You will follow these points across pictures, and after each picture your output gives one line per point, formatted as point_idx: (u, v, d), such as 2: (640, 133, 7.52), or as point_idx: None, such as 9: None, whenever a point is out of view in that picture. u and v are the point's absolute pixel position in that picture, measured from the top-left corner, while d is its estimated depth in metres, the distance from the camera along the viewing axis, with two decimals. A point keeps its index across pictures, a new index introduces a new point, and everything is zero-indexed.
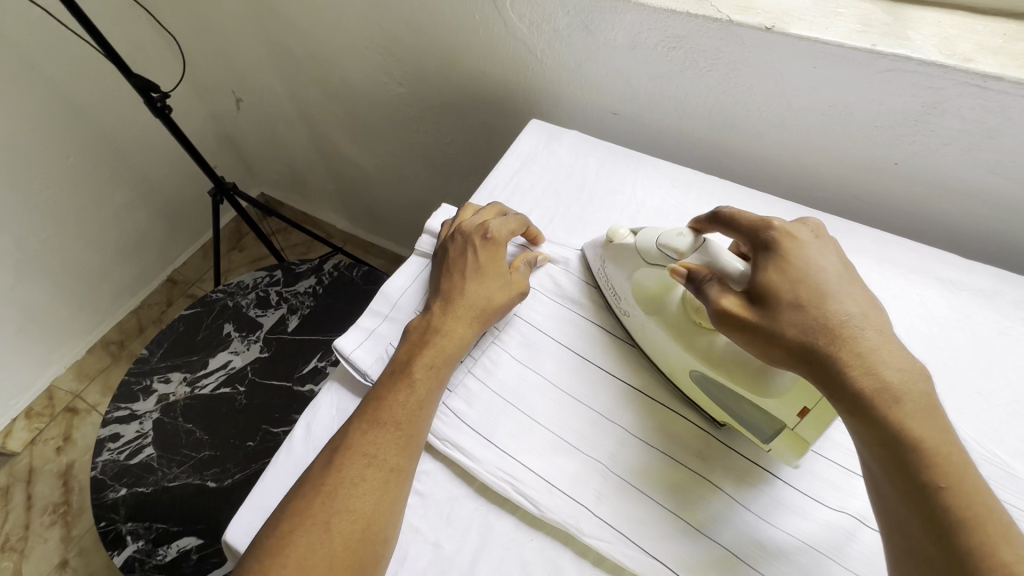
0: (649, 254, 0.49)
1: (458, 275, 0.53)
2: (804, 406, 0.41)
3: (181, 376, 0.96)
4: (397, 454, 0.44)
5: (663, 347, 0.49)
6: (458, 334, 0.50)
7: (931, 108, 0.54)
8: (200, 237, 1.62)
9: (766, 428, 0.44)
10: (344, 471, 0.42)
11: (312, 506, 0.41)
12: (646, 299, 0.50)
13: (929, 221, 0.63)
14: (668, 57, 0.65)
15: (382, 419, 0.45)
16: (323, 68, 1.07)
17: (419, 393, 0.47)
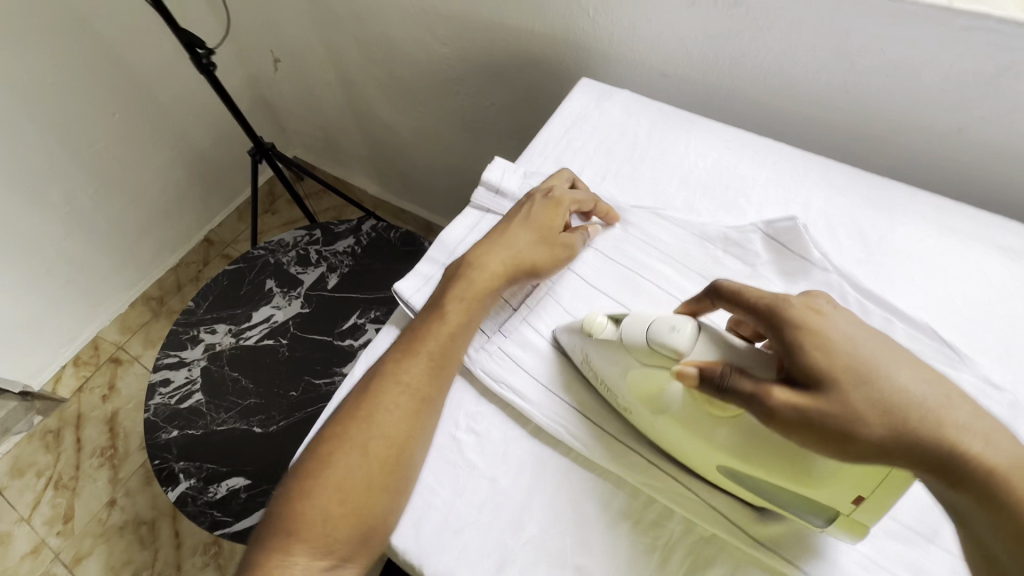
0: (641, 351, 0.43)
1: (510, 225, 0.55)
2: (859, 495, 0.37)
3: (226, 327, 1.00)
4: (427, 384, 0.47)
5: (678, 441, 0.43)
6: (491, 276, 0.52)
7: (1004, 69, 0.53)
8: (235, 198, 1.65)
9: (816, 517, 0.40)
10: (378, 399, 0.46)
11: (349, 430, 0.45)
12: (646, 398, 0.44)
13: (989, 189, 0.62)
14: (728, 15, 0.63)
15: (416, 349, 0.48)
16: (366, 27, 1.06)
17: (448, 324, 0.49)
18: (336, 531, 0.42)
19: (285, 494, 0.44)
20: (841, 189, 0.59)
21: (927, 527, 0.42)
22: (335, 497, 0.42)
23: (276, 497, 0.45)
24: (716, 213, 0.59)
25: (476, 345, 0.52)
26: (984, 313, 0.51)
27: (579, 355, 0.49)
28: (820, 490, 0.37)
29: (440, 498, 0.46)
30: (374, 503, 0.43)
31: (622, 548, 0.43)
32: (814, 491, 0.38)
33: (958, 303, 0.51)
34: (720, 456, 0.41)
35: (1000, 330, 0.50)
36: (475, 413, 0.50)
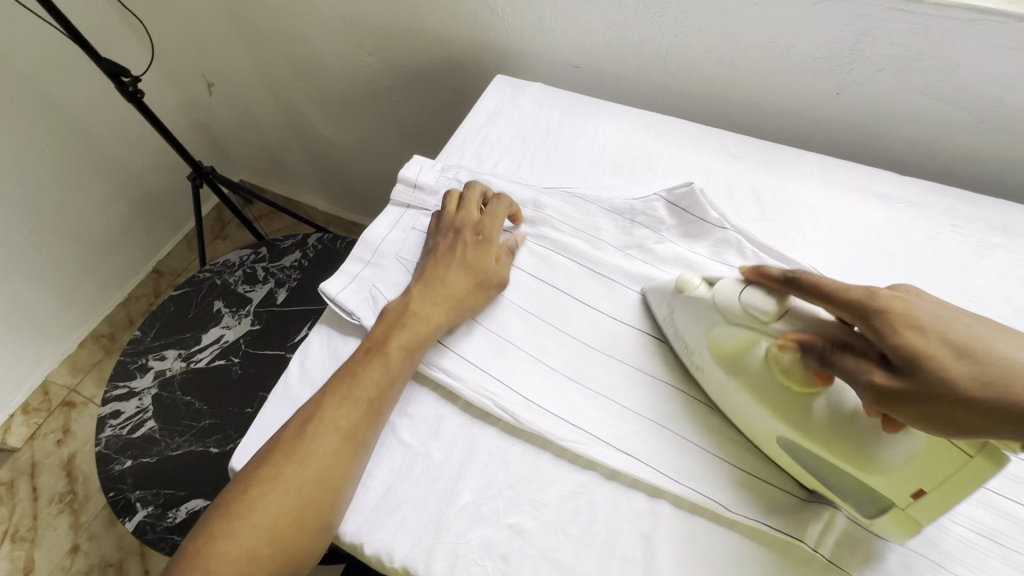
0: (731, 311, 0.44)
1: (441, 266, 0.54)
2: (919, 488, 0.37)
3: (176, 352, 0.99)
4: (366, 428, 0.47)
5: (746, 409, 0.45)
6: (431, 322, 0.51)
7: (863, 35, 0.58)
8: (182, 227, 1.62)
9: (870, 504, 0.41)
10: (315, 443, 0.46)
11: (281, 474, 0.44)
12: (721, 356, 0.46)
13: (871, 147, 0.68)
14: (622, 5, 0.68)
15: (356, 395, 0.48)
16: (292, 44, 1.08)
17: (390, 369, 0.49)
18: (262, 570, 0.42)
19: (202, 531, 0.43)
20: (736, 155, 0.64)
21: None
22: (257, 541, 0.42)
23: (193, 536, 0.44)
24: (624, 187, 0.62)
25: None
26: (865, 255, 0.56)
27: (664, 315, 0.51)
28: (877, 476, 0.38)
29: (378, 479, 0.47)
30: (301, 551, 0.43)
31: (551, 504, 0.45)
32: (870, 476, 0.39)
33: (842, 249, 0.56)
34: (789, 431, 0.42)
35: (880, 269, 0.55)
36: (408, 396, 0.51)
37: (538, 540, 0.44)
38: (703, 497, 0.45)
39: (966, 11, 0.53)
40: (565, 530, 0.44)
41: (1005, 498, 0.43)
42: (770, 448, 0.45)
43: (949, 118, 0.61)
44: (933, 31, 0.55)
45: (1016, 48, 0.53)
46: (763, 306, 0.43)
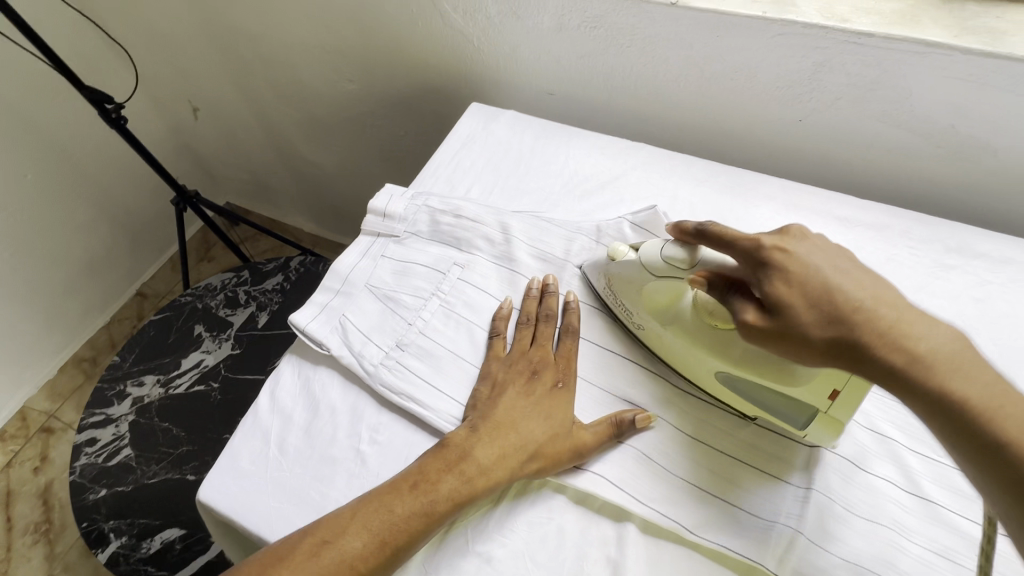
0: (652, 267, 0.49)
1: (533, 374, 0.51)
2: (833, 389, 0.42)
3: (155, 378, 0.98)
4: (409, 542, 0.42)
5: (680, 352, 0.50)
6: (521, 436, 0.47)
7: (819, 66, 0.61)
8: (167, 250, 1.62)
9: (800, 416, 0.45)
10: (352, 540, 0.41)
11: (304, 563, 0.40)
12: (658, 310, 0.50)
13: (834, 171, 0.70)
14: (591, 37, 0.70)
15: (415, 500, 0.43)
16: (276, 70, 1.10)
17: (459, 482, 0.44)
18: None
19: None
20: (703, 180, 0.65)
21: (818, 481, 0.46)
22: None
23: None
24: (593, 212, 0.64)
25: (375, 361, 0.53)
26: None
27: (602, 283, 0.55)
28: (798, 387, 0.44)
29: None
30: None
31: (519, 531, 0.45)
32: (795, 388, 0.44)
33: None
34: (720, 363, 0.47)
35: None
36: (378, 424, 0.51)
37: (504, 567, 0.44)
38: (668, 522, 0.45)
39: (914, 44, 0.55)
40: (532, 557, 0.44)
41: (961, 516, 0.44)
42: (712, 387, 0.49)
43: (906, 144, 0.63)
44: (885, 63, 0.57)
45: (963, 78, 0.55)
46: (682, 256, 0.46)
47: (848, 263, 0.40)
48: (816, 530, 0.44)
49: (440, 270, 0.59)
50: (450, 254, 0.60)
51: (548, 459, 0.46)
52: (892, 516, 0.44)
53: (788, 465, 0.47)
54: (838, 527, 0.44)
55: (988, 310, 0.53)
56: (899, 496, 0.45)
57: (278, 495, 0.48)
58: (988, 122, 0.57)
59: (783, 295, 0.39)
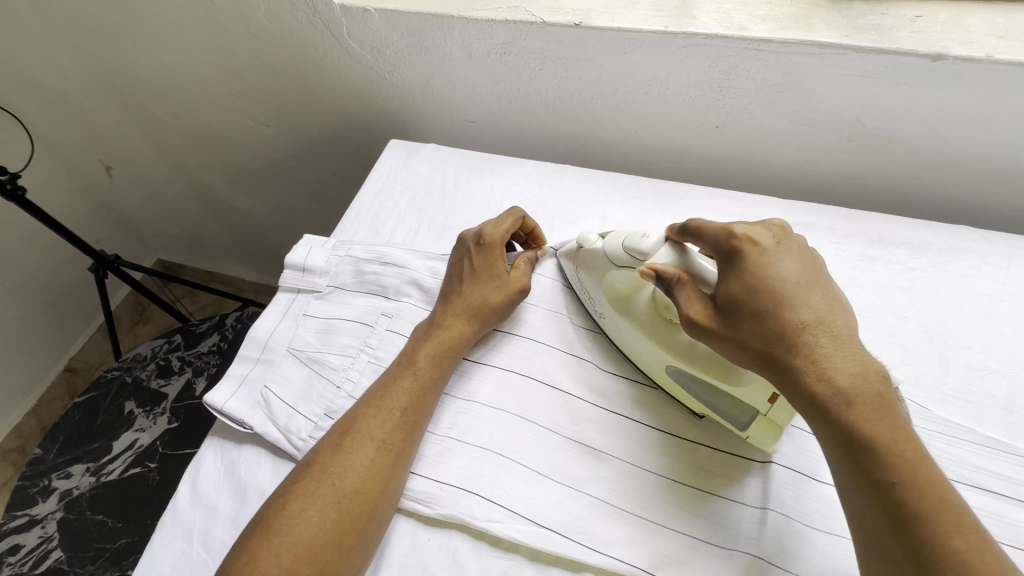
0: (617, 256, 0.49)
1: (456, 280, 0.54)
2: (774, 393, 0.41)
3: (84, 467, 0.90)
4: (402, 438, 0.46)
5: (639, 346, 0.49)
6: (458, 331, 0.51)
7: (726, 74, 0.61)
8: (95, 318, 1.51)
9: (741, 416, 0.45)
10: (351, 454, 0.44)
11: (317, 490, 0.42)
12: (617, 299, 0.50)
13: (758, 172, 0.71)
14: (502, 63, 0.69)
15: (385, 406, 0.47)
16: (186, 120, 1.05)
17: (421, 377, 0.49)
18: None
19: (234, 558, 0.40)
20: (630, 197, 0.65)
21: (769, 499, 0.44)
22: (295, 561, 0.39)
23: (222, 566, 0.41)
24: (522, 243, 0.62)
25: (304, 435, 0.49)
26: None
27: (573, 273, 0.55)
28: (742, 386, 0.43)
29: None
30: None
31: None
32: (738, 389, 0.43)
33: None
34: (668, 358, 0.46)
35: None
36: None
37: None
38: (630, 567, 0.43)
39: (811, 46, 0.55)
40: None
41: None
42: (662, 381, 0.49)
43: (820, 141, 0.64)
44: (787, 66, 0.58)
45: (861, 75, 0.56)
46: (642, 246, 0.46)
47: (811, 277, 0.40)
48: (773, 550, 0.42)
49: (367, 323, 0.55)
50: (376, 304, 0.57)
51: (479, 330, 0.52)
52: (848, 524, 0.43)
53: (739, 484, 0.45)
54: (799, 546, 0.42)
55: (914, 298, 0.54)
56: None
57: None
58: (889, 114, 0.59)
59: (735, 297, 0.40)
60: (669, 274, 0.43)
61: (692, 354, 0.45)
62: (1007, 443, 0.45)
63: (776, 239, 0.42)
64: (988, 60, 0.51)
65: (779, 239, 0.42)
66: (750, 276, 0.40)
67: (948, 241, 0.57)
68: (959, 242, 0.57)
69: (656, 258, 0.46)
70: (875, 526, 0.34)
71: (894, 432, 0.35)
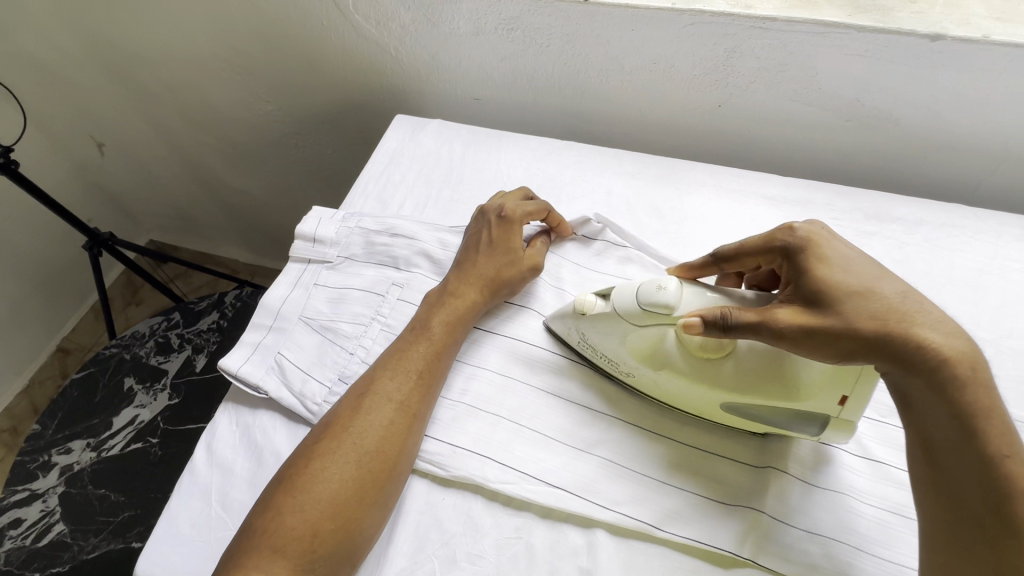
0: (633, 315, 0.45)
1: (472, 251, 0.55)
2: (844, 393, 0.41)
3: (84, 443, 0.89)
4: (418, 400, 0.47)
5: (682, 393, 0.47)
6: (471, 299, 0.52)
7: (731, 52, 0.62)
8: (86, 299, 1.49)
9: (812, 426, 0.44)
10: (370, 414, 0.45)
11: (340, 450, 0.43)
12: (644, 358, 0.46)
13: (758, 151, 0.72)
14: (509, 38, 0.69)
15: (401, 368, 0.48)
16: (184, 96, 1.03)
17: (436, 343, 0.50)
18: (324, 541, 0.40)
19: (261, 513, 0.42)
20: (634, 173, 0.66)
21: (772, 459, 0.46)
22: (319, 516, 0.41)
23: (246, 521, 0.42)
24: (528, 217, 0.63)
25: (318, 399, 0.50)
26: None
27: (569, 331, 0.51)
28: (805, 396, 0.42)
29: None
30: (362, 531, 0.42)
31: (489, 555, 0.44)
32: (802, 401, 0.42)
33: None
34: (721, 395, 0.44)
35: None
36: None
37: None
38: (639, 523, 0.44)
39: (814, 25, 0.57)
40: None
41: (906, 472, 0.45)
42: (718, 417, 0.47)
43: (820, 121, 0.66)
44: (791, 45, 0.59)
45: (861, 54, 0.58)
46: (659, 302, 0.44)
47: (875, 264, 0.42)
48: (776, 506, 0.44)
49: (378, 293, 0.56)
50: (387, 274, 0.57)
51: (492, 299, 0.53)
52: (845, 481, 0.45)
53: (744, 446, 0.47)
54: (799, 502, 0.44)
55: (908, 271, 0.56)
56: (850, 462, 0.46)
57: None
58: (888, 95, 0.61)
59: (825, 281, 0.40)
60: (717, 316, 0.41)
61: (739, 376, 0.43)
62: None
63: (836, 234, 0.44)
64: (985, 41, 0.53)
65: (836, 233, 0.44)
66: (840, 262, 0.41)
67: (940, 218, 0.59)
68: (951, 218, 0.59)
69: (683, 307, 0.44)
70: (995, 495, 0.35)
71: (997, 407, 0.37)
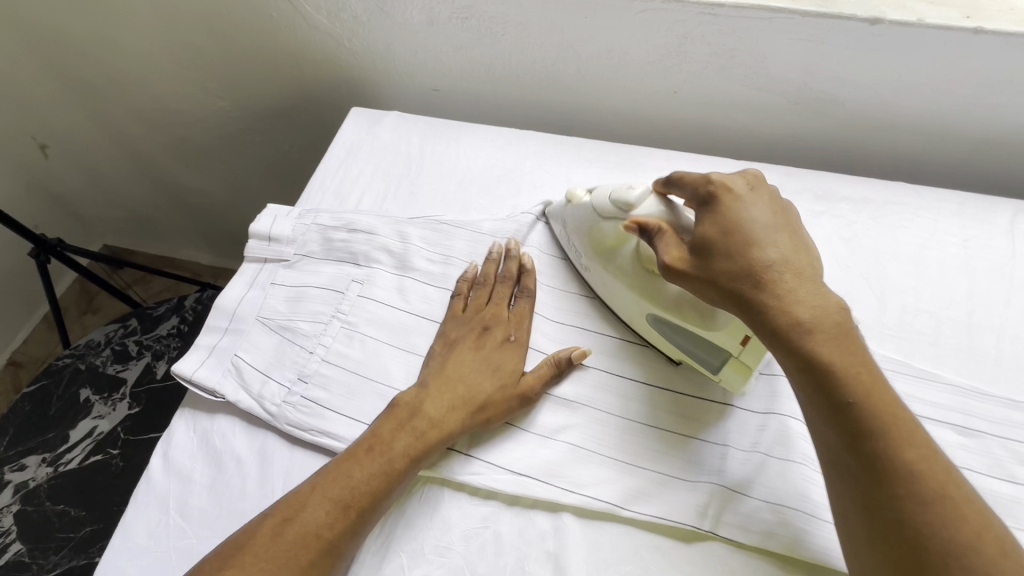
0: (604, 208, 0.51)
1: (469, 359, 0.49)
2: (746, 334, 0.44)
3: (39, 458, 0.85)
4: (374, 501, 0.42)
5: (619, 295, 0.51)
6: (461, 400, 0.47)
7: (683, 39, 0.63)
8: (38, 309, 1.42)
9: (714, 359, 0.47)
10: (320, 508, 0.41)
11: (276, 539, 0.40)
12: (602, 252, 0.52)
13: (714, 136, 0.74)
14: (464, 28, 0.69)
15: (370, 457, 0.44)
16: (130, 93, 0.99)
17: (414, 442, 0.45)
18: None
19: None
20: (594, 161, 0.67)
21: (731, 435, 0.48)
22: None
23: None
24: (489, 207, 0.63)
25: (277, 400, 0.49)
26: None
27: (562, 229, 0.57)
28: (714, 330, 0.45)
29: None
30: None
31: (456, 547, 0.44)
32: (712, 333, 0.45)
33: None
34: (649, 306, 0.48)
35: None
36: (291, 465, 0.47)
37: None
38: (604, 505, 0.45)
39: (760, 11, 0.58)
40: (474, 569, 0.43)
41: None
42: (643, 330, 0.51)
43: (770, 105, 0.68)
44: (739, 31, 0.60)
45: (807, 39, 0.59)
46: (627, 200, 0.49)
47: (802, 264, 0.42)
48: (738, 480, 0.46)
49: (338, 290, 0.55)
50: (346, 271, 0.56)
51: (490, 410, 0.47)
52: (802, 451, 0.46)
53: (706, 424, 0.48)
54: (757, 474, 0.46)
55: (856, 248, 0.59)
56: (808, 433, 0.47)
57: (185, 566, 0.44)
58: (834, 79, 0.62)
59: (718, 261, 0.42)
60: (652, 227, 0.45)
61: (664, 297, 0.47)
62: (935, 374, 0.50)
63: (779, 215, 0.44)
64: (920, 24, 0.55)
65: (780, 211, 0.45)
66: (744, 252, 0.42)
67: (885, 197, 0.62)
68: (895, 196, 0.62)
69: (642, 211, 0.48)
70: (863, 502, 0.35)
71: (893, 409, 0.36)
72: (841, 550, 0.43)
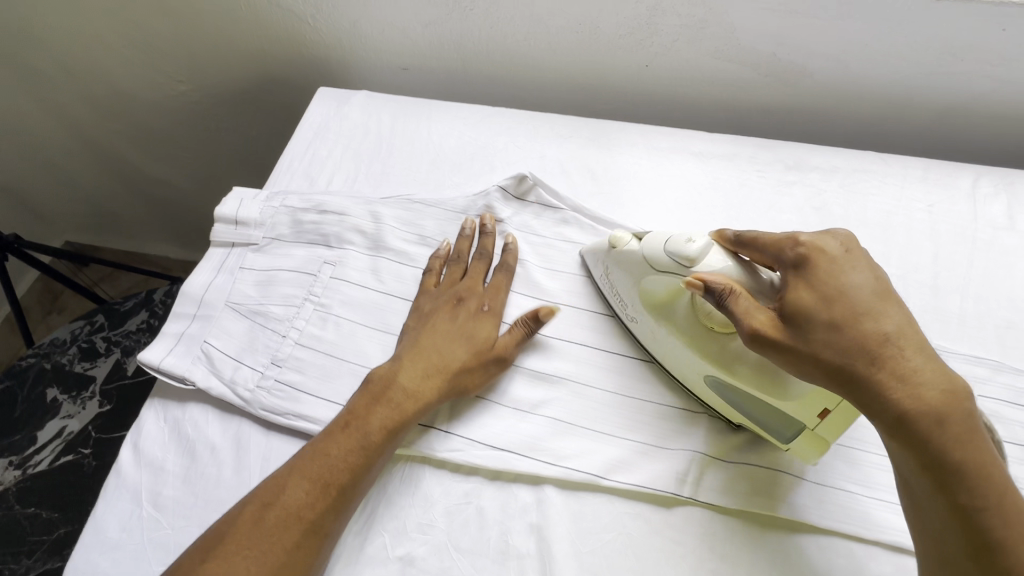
0: (656, 260, 0.45)
1: (444, 329, 0.49)
2: (826, 408, 0.40)
3: (6, 461, 0.81)
4: (356, 477, 0.42)
5: (675, 354, 0.46)
6: (438, 370, 0.47)
7: (653, 10, 0.62)
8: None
9: (787, 430, 0.43)
10: (301, 487, 0.41)
11: (258, 521, 0.39)
12: (653, 306, 0.47)
13: (687, 109, 0.74)
14: (430, 2, 0.67)
15: (348, 436, 0.43)
16: (84, 79, 0.94)
17: (390, 415, 0.44)
18: None
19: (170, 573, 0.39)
20: (568, 136, 0.66)
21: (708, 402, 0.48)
22: None
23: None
24: (462, 185, 0.62)
25: (250, 385, 0.48)
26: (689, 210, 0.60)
27: (602, 274, 0.52)
28: (788, 401, 0.41)
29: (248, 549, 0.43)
30: None
31: (439, 523, 0.44)
32: (783, 404, 0.41)
33: (670, 207, 0.60)
34: (709, 367, 0.44)
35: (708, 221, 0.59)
36: (267, 450, 0.46)
37: (431, 564, 0.43)
38: (586, 476, 0.45)
39: None
40: (458, 544, 0.43)
41: None
42: (698, 390, 0.47)
43: (741, 77, 0.68)
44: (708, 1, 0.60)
45: (773, 7, 0.59)
46: (688, 253, 0.43)
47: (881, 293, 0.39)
48: (715, 446, 0.46)
49: (310, 272, 0.54)
50: (318, 253, 0.55)
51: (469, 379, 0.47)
52: None
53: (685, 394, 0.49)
54: (734, 440, 0.47)
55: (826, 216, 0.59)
56: None
57: (161, 557, 0.43)
58: (802, 49, 0.63)
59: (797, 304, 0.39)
60: (719, 287, 0.40)
61: (728, 361, 0.42)
62: None
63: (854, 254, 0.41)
64: None
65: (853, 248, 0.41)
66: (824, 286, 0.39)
67: (854, 164, 0.63)
68: (863, 164, 0.63)
69: (704, 267, 0.43)
70: (953, 541, 0.34)
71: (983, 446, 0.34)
72: (815, 506, 0.44)
